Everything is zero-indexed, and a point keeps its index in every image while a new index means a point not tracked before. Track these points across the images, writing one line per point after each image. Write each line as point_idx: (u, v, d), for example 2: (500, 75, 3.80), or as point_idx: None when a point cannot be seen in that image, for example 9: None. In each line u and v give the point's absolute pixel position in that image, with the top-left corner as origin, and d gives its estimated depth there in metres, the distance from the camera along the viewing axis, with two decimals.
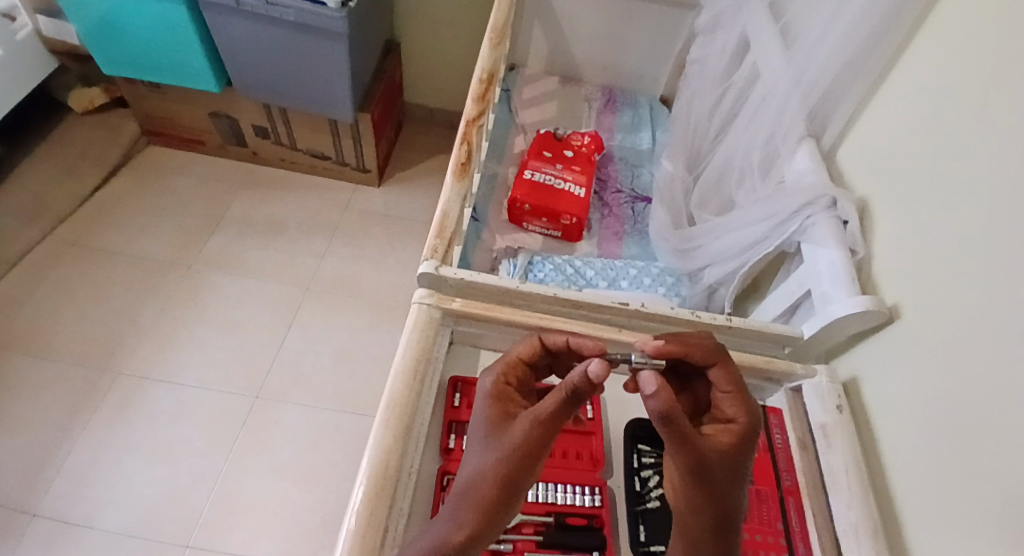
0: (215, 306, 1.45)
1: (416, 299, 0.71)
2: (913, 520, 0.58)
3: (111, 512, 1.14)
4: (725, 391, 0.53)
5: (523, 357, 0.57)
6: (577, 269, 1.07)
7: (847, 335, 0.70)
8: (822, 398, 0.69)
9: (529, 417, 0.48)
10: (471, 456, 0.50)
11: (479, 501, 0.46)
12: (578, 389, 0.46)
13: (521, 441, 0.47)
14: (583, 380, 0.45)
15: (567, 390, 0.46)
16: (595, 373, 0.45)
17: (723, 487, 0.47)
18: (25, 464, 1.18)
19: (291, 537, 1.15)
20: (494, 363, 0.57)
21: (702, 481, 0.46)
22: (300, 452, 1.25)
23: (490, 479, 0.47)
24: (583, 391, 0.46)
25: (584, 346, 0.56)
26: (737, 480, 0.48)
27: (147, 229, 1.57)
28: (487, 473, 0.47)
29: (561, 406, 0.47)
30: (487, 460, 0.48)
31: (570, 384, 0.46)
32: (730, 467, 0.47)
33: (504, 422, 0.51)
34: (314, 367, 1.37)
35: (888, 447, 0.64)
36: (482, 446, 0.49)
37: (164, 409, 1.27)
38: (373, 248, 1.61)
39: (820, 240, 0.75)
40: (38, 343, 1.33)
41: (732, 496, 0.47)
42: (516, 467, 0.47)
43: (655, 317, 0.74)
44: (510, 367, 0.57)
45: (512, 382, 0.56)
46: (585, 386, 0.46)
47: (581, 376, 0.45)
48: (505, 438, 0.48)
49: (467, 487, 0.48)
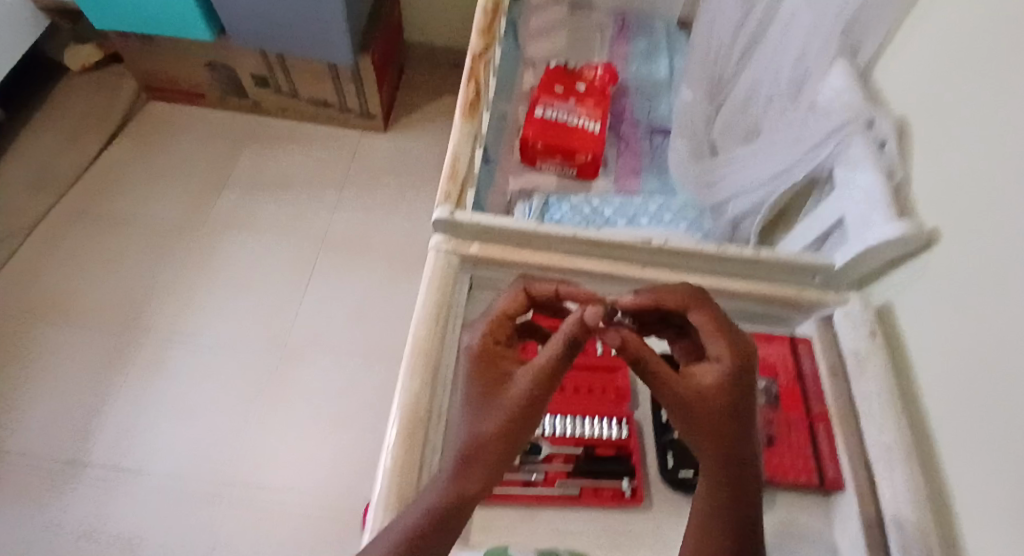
0: (234, 262, 1.46)
1: (433, 246, 0.70)
2: (944, 441, 0.58)
3: (161, 459, 1.20)
4: (705, 333, 0.48)
5: (507, 312, 0.50)
6: (593, 208, 1.03)
7: (881, 261, 0.68)
8: (854, 325, 0.67)
9: (527, 374, 0.44)
10: (462, 419, 0.45)
11: (484, 463, 0.42)
12: (577, 338, 0.44)
13: (521, 401, 0.43)
14: (581, 327, 0.44)
15: (566, 341, 0.43)
16: (592, 317, 0.44)
17: (719, 433, 0.43)
18: (70, 418, 1.23)
19: (330, 478, 1.19)
20: (476, 322, 0.50)
21: (691, 427, 0.44)
22: (332, 398, 1.28)
23: (481, 445, 0.43)
24: (582, 340, 0.44)
25: (578, 296, 0.50)
26: (738, 423, 0.43)
27: (158, 190, 1.56)
28: (484, 440, 0.43)
29: (559, 360, 0.44)
30: (489, 424, 0.43)
31: (568, 335, 0.43)
32: (723, 410, 0.43)
33: (495, 384, 0.45)
34: (336, 319, 1.39)
35: (921, 372, 0.63)
36: (469, 411, 0.44)
37: (198, 361, 1.31)
38: (385, 198, 1.58)
39: (856, 164, 0.71)
40: (70, 305, 1.37)
41: (737, 441, 0.43)
42: (518, 427, 0.43)
43: (680, 251, 0.71)
44: (496, 324, 0.49)
45: (501, 340, 0.49)
46: (583, 335, 0.44)
47: (577, 324, 0.43)
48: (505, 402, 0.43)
49: (466, 453, 0.43)
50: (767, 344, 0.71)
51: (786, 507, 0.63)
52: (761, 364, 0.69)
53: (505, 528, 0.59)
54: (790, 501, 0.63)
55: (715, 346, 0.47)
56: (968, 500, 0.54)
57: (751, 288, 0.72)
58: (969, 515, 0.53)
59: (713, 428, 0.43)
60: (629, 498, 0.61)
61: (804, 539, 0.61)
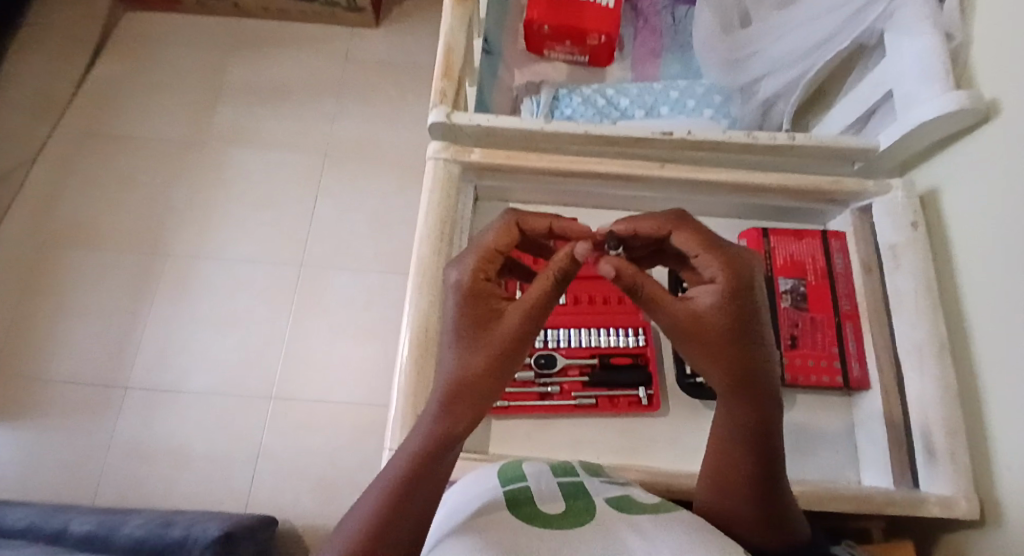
0: (240, 182, 1.42)
1: (431, 154, 0.65)
2: (981, 332, 0.55)
3: (199, 377, 1.25)
4: (691, 253, 0.45)
5: (499, 246, 0.45)
6: (610, 98, 0.86)
7: (930, 141, 0.61)
8: (893, 216, 0.61)
9: (519, 311, 0.42)
10: (449, 355, 0.42)
11: (475, 400, 0.40)
12: (565, 273, 0.43)
13: (512, 339, 0.42)
14: (570, 263, 0.43)
15: (555, 277, 0.43)
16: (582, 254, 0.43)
17: (720, 351, 0.42)
18: (109, 345, 1.28)
19: (362, 388, 1.24)
20: (463, 254, 0.45)
21: (693, 348, 0.43)
22: (355, 313, 1.30)
23: (468, 385, 0.40)
24: (569, 275, 0.44)
25: (571, 232, 0.48)
26: (739, 340, 0.42)
27: (152, 109, 1.49)
28: (474, 380, 0.40)
29: (548, 297, 0.43)
30: (480, 359, 0.41)
31: (557, 270, 0.43)
32: (723, 332, 0.42)
33: (486, 324, 0.42)
34: (351, 235, 1.37)
35: (963, 261, 0.58)
36: (456, 350, 0.42)
37: (220, 284, 1.33)
38: (385, 103, 1.50)
39: (907, 27, 0.62)
40: (87, 236, 1.37)
41: (740, 355, 0.42)
42: (508, 363, 0.41)
43: (703, 144, 0.64)
44: (486, 258, 0.44)
45: (490, 275, 0.44)
46: (572, 270, 0.44)
47: (566, 259, 0.43)
48: (498, 337, 0.41)
49: (455, 389, 0.40)
50: (797, 241, 0.66)
51: (808, 406, 0.62)
52: (789, 263, 0.65)
53: (522, 437, 0.61)
54: (811, 401, 0.62)
55: (706, 264, 0.44)
56: (1001, 397, 0.51)
57: (785, 181, 0.64)
58: (995, 417, 0.51)
59: (712, 353, 0.42)
60: (645, 405, 0.61)
61: (820, 439, 0.61)
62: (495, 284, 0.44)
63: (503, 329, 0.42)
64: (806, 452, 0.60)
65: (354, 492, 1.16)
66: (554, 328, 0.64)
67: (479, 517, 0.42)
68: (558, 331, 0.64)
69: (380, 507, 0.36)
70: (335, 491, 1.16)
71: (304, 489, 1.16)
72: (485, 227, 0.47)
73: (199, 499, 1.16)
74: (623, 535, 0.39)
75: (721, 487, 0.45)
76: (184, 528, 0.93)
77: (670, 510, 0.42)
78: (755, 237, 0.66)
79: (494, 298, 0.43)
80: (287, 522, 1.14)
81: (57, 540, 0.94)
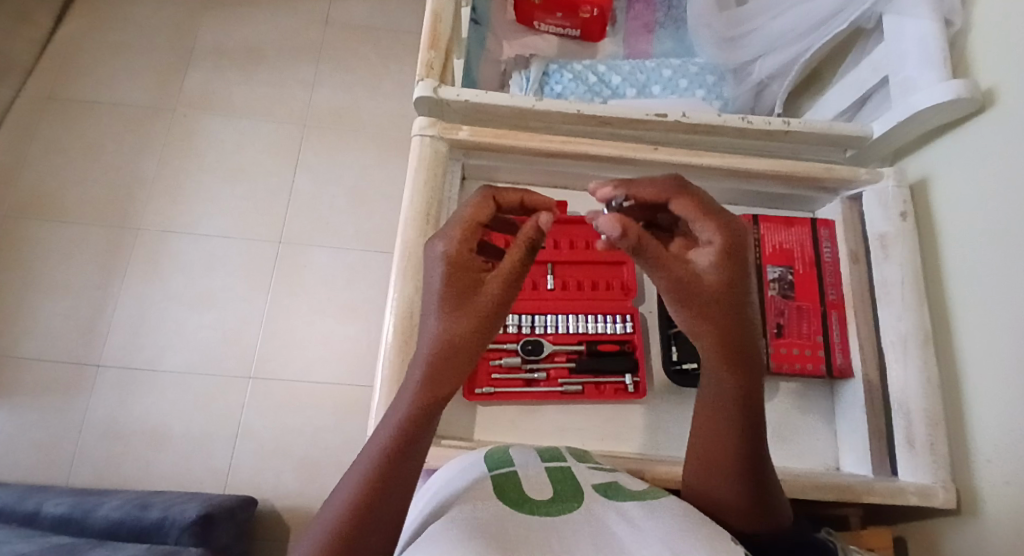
0: (214, 152, 1.36)
1: (416, 131, 0.62)
2: (964, 324, 0.55)
3: (173, 354, 1.22)
4: (688, 220, 0.44)
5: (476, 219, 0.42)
6: (602, 75, 0.83)
7: (924, 130, 0.61)
8: (884, 205, 0.61)
9: (498, 280, 0.39)
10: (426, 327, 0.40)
11: (451, 369, 0.38)
12: (536, 241, 0.41)
13: (492, 306, 0.39)
14: (539, 231, 0.41)
15: (527, 244, 0.40)
16: (547, 223, 0.41)
17: (721, 315, 0.41)
18: (78, 322, 1.23)
19: (344, 366, 1.22)
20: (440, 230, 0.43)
21: (694, 313, 0.41)
22: (335, 290, 1.27)
23: (448, 356, 0.38)
24: (540, 244, 0.42)
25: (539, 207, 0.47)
26: (738, 302, 0.41)
27: (119, 73, 1.42)
28: (455, 348, 0.38)
29: (523, 265, 0.40)
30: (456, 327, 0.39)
31: (529, 237, 0.40)
32: (725, 294, 0.41)
33: (466, 294, 0.39)
34: (331, 210, 1.33)
35: (950, 253, 0.59)
36: (435, 319, 0.39)
37: (195, 259, 1.29)
38: (365, 72, 1.44)
39: (909, 9, 0.61)
40: (51, 207, 1.30)
41: (739, 318, 0.41)
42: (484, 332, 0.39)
43: (698, 128, 0.63)
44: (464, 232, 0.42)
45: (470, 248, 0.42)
46: (541, 239, 0.41)
47: (534, 228, 0.41)
48: (477, 305, 0.39)
49: (432, 362, 0.38)
50: (787, 229, 0.65)
51: (793, 395, 0.63)
52: (778, 251, 0.64)
53: (508, 423, 0.60)
54: (795, 390, 0.63)
55: (704, 229, 0.43)
56: (981, 391, 0.52)
57: (778, 167, 0.63)
58: (976, 409, 0.53)
59: (713, 328, 0.41)
60: (631, 393, 0.61)
61: (802, 427, 0.62)
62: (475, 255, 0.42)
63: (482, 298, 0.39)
64: (788, 439, 0.61)
65: (337, 470, 1.15)
66: (541, 314, 0.63)
67: (468, 501, 0.41)
68: (544, 317, 0.63)
69: (363, 488, 0.37)
70: (317, 470, 1.15)
71: (286, 468, 1.15)
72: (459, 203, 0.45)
73: (176, 478, 1.14)
74: (610, 521, 0.39)
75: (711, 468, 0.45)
76: (163, 509, 0.92)
77: (658, 495, 0.42)
78: (744, 224, 0.65)
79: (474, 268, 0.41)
80: (268, 501, 1.13)
81: (31, 522, 0.91)
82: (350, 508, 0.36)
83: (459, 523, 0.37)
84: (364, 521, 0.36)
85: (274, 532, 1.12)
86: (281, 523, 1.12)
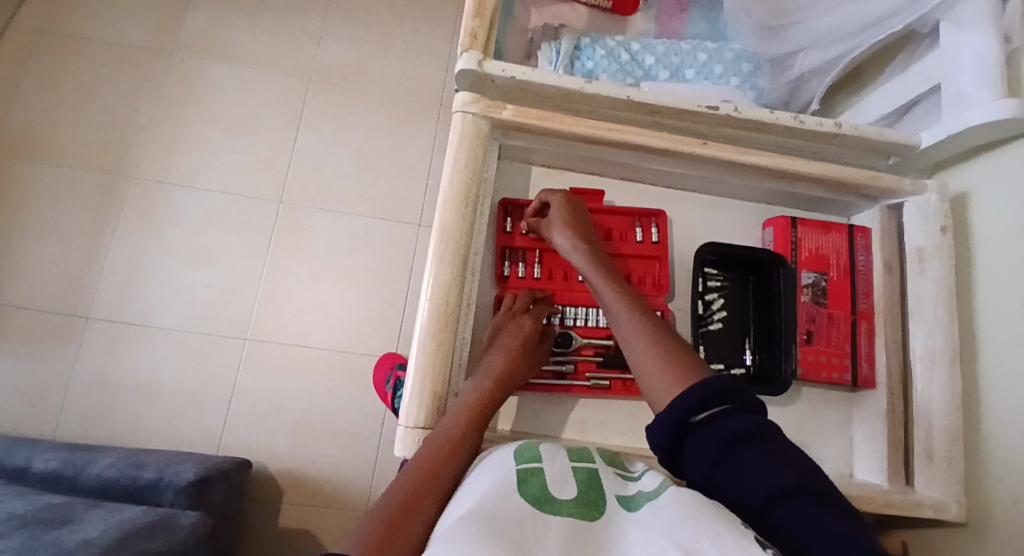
0: (214, 100, 1.30)
1: (458, 105, 0.59)
2: (992, 348, 0.56)
3: (166, 311, 1.18)
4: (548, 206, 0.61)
5: (524, 298, 0.60)
6: (635, 54, 0.78)
7: (971, 145, 0.60)
8: (925, 219, 0.60)
9: (533, 320, 0.58)
10: (490, 356, 0.56)
11: (500, 377, 0.54)
12: (540, 297, 0.61)
13: (530, 335, 0.57)
14: (541, 295, 0.61)
15: (537, 301, 0.60)
16: (544, 296, 0.61)
17: (574, 216, 0.59)
18: (67, 272, 1.18)
19: (341, 334, 1.20)
20: (501, 310, 0.59)
21: (576, 215, 0.59)
22: (336, 256, 1.23)
23: (499, 382, 0.54)
24: (541, 302, 0.60)
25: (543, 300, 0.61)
26: (578, 210, 0.59)
27: (115, 6, 1.33)
28: (513, 372, 0.55)
29: (539, 319, 0.59)
30: (504, 360, 0.55)
31: (539, 295, 0.61)
32: (571, 205, 0.59)
33: (529, 340, 0.56)
34: (335, 173, 1.28)
35: (983, 274, 0.58)
36: (501, 349, 0.56)
37: (191, 213, 1.23)
38: (376, 28, 1.37)
39: (968, 19, 0.58)
40: (39, 146, 1.23)
41: (581, 218, 0.59)
42: (522, 363, 0.56)
43: (748, 124, 0.61)
44: (515, 301, 0.60)
45: (520, 309, 0.59)
46: (540, 301, 0.60)
47: (538, 298, 0.61)
48: (522, 333, 0.57)
49: (494, 368, 0.55)
50: (824, 234, 0.64)
51: (812, 400, 0.63)
52: (814, 256, 0.63)
53: (532, 413, 0.60)
54: (814, 396, 0.64)
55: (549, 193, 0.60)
56: (1002, 412, 0.53)
57: (825, 172, 0.61)
58: (994, 427, 0.54)
59: (567, 219, 0.58)
60: None
61: (821, 432, 0.63)
62: (518, 310, 0.59)
63: (529, 333, 0.57)
64: (804, 442, 0.62)
65: (332, 436, 1.15)
66: (571, 307, 0.63)
67: (492, 496, 0.40)
68: (573, 309, 0.63)
69: (428, 469, 0.47)
70: (313, 436, 1.14)
71: (281, 431, 1.14)
72: (498, 297, 0.61)
73: (169, 436, 1.12)
74: (628, 529, 0.38)
75: (628, 338, 0.51)
76: (157, 468, 0.91)
77: (668, 491, 0.42)
78: (781, 225, 0.64)
79: (523, 319, 0.58)
80: (262, 465, 1.12)
81: (20, 477, 0.90)
82: (420, 478, 0.46)
83: (471, 519, 0.36)
84: (425, 490, 0.45)
85: (267, 493, 1.11)
86: (275, 486, 1.12)
